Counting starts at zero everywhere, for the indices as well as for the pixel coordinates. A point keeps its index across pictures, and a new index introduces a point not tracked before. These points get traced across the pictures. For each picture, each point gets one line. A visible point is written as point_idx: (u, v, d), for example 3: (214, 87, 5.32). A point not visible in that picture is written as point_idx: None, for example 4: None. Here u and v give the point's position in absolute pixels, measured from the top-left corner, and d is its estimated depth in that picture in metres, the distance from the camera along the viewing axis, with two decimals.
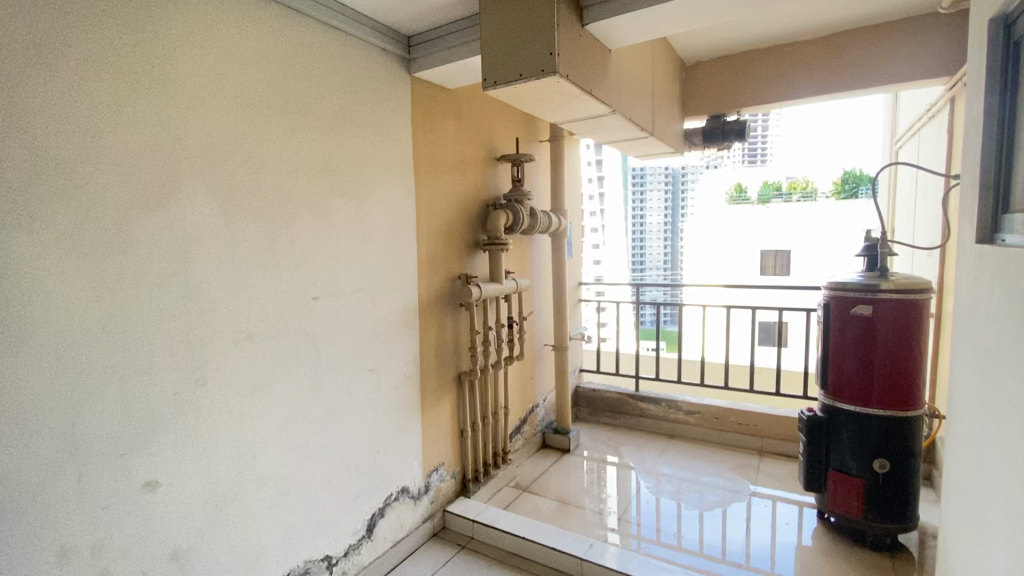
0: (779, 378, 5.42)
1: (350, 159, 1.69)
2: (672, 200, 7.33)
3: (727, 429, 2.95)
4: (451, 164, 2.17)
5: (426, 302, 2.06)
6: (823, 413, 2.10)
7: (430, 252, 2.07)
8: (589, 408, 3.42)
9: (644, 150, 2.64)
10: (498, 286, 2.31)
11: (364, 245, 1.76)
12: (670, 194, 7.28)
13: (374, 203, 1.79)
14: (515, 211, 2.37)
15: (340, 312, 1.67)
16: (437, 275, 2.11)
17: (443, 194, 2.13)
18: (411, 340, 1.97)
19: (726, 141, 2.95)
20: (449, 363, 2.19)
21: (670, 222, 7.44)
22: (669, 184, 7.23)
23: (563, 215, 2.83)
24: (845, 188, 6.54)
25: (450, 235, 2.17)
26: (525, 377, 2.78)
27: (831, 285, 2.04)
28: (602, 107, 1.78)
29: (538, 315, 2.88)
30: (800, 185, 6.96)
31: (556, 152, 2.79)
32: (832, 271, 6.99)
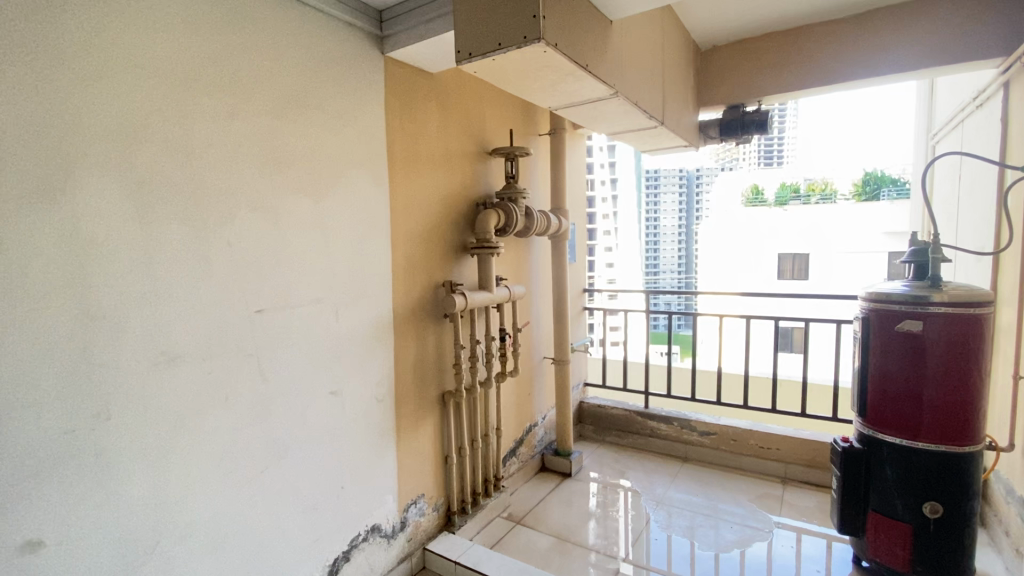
0: (800, 391, 5.09)
1: (308, 149, 1.46)
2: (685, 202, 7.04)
3: (746, 453, 2.67)
4: (434, 158, 1.93)
5: (403, 314, 1.81)
6: (861, 444, 1.82)
7: (408, 256, 1.82)
8: (594, 426, 3.15)
9: (653, 143, 2.37)
10: (487, 295, 2.06)
11: (326, 249, 1.52)
12: (685, 196, 7.05)
13: (338, 200, 1.56)
14: (508, 211, 2.12)
15: (294, 327, 1.44)
16: (416, 282, 1.86)
17: (424, 191, 1.89)
18: (384, 357, 1.73)
19: (746, 135, 2.69)
20: (430, 383, 1.94)
21: (685, 225, 7.15)
22: (683, 187, 7.01)
23: (565, 216, 2.58)
24: (866, 190, 6.69)
25: (432, 238, 1.93)
26: (521, 394, 2.52)
27: (870, 297, 1.76)
28: (603, 88, 1.52)
29: (536, 325, 2.62)
30: (819, 185, 7.12)
31: (556, 146, 2.53)
32: (856, 275, 6.68)
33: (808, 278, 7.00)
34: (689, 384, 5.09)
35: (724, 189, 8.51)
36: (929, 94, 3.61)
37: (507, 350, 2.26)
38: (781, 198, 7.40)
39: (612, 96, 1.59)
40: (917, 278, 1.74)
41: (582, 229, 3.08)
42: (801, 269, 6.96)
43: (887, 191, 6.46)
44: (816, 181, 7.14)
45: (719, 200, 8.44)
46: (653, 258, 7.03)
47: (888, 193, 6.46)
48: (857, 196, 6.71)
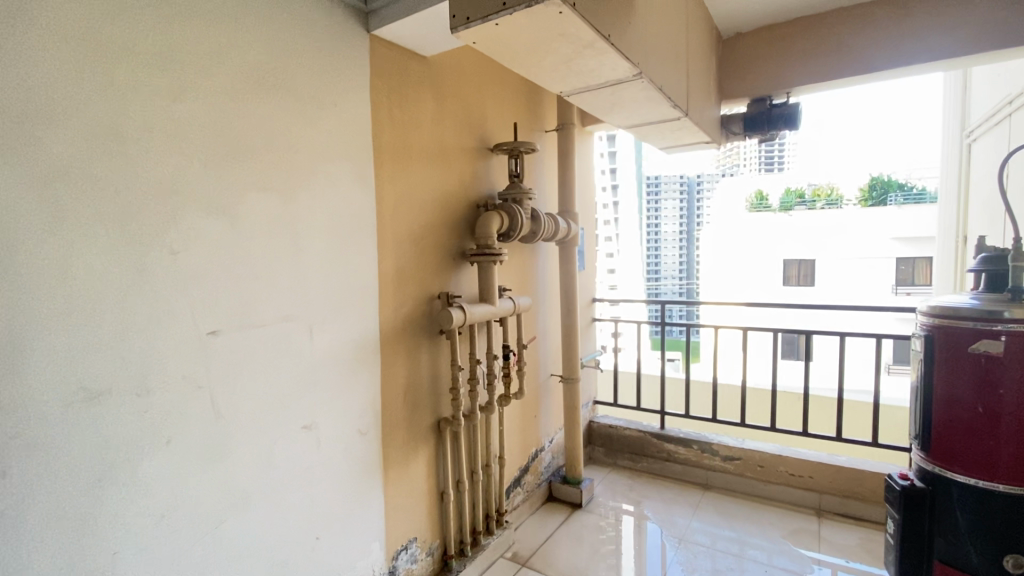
0: (810, 404, 4.88)
1: (275, 138, 1.22)
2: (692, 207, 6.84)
3: (775, 481, 2.42)
4: (429, 153, 1.70)
5: (392, 331, 1.57)
6: (925, 484, 1.57)
7: (397, 263, 1.58)
8: (604, 447, 2.89)
9: (673, 139, 2.14)
10: (489, 308, 1.82)
11: (298, 257, 1.28)
12: (686, 202, 6.66)
13: (312, 199, 1.32)
14: (512, 213, 1.88)
15: (257, 351, 1.20)
16: (408, 293, 1.62)
17: (417, 190, 1.65)
18: (368, 383, 1.48)
19: (772, 131, 2.43)
20: (424, 409, 1.70)
21: (688, 230, 6.84)
22: (683, 193, 6.55)
23: (574, 220, 2.35)
24: (873, 196, 6.62)
25: (426, 243, 1.69)
26: (526, 416, 2.26)
27: (936, 312, 1.53)
28: (625, 67, 1.29)
29: (542, 340, 2.38)
30: (824, 191, 6.96)
31: (564, 143, 2.30)
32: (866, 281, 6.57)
33: (814, 284, 7.04)
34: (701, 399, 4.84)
35: (731, 193, 8.26)
36: (962, 90, 3.37)
37: (511, 369, 2.02)
38: (786, 203, 7.21)
39: (635, 77, 1.35)
40: (990, 291, 1.49)
41: (590, 233, 2.84)
42: (807, 276, 7.06)
43: (894, 195, 6.39)
44: (822, 186, 6.98)
45: (725, 204, 8.18)
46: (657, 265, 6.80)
47: (895, 197, 6.38)
48: (863, 202, 6.68)
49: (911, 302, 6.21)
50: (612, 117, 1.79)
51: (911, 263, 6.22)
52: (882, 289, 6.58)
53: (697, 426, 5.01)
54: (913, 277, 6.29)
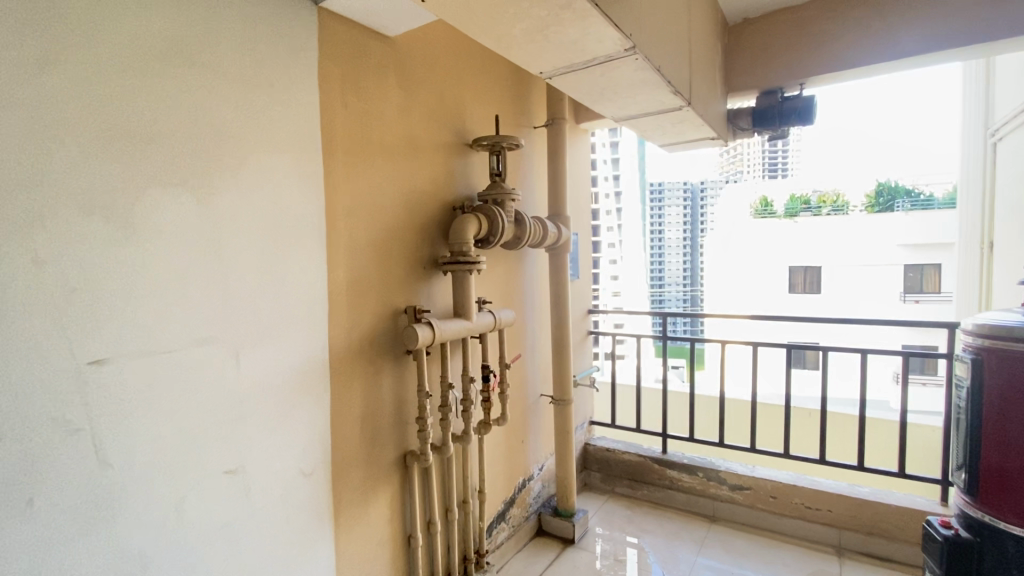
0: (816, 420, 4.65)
1: (189, 124, 1.00)
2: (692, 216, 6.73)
3: (789, 514, 2.18)
4: (394, 147, 1.48)
5: (347, 352, 1.35)
6: (972, 534, 1.34)
7: (353, 274, 1.36)
8: (601, 473, 2.65)
9: (674, 133, 1.92)
10: (464, 324, 1.59)
11: (221, 266, 1.07)
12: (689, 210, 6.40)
13: (239, 199, 1.10)
14: (491, 216, 1.67)
15: (161, 384, 0.97)
16: (367, 308, 1.40)
17: (380, 189, 1.44)
18: (312, 416, 1.26)
19: (784, 126, 2.17)
20: (386, 442, 1.47)
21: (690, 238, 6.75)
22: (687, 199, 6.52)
23: (566, 225, 2.12)
24: (879, 202, 6.38)
25: (390, 251, 1.47)
26: (512, 443, 2.03)
27: (983, 332, 1.30)
28: (615, 39, 1.07)
29: (531, 357, 2.15)
30: (829, 198, 6.72)
31: (554, 139, 2.09)
32: (874, 288, 6.38)
33: (820, 292, 6.83)
34: (706, 413, 4.68)
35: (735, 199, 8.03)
36: (984, 87, 3.14)
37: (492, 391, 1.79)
38: (791, 210, 6.93)
39: (627, 51, 1.13)
40: None
41: (585, 240, 2.61)
42: (813, 283, 6.86)
43: (903, 201, 6.19)
44: (827, 194, 6.72)
45: (730, 209, 7.88)
46: (660, 271, 6.60)
47: (902, 202, 6.20)
48: (869, 207, 6.44)
49: (920, 311, 5.96)
50: (603, 106, 1.57)
51: (920, 270, 5.99)
52: (890, 296, 6.38)
53: (702, 444, 4.76)
54: (922, 284, 6.03)
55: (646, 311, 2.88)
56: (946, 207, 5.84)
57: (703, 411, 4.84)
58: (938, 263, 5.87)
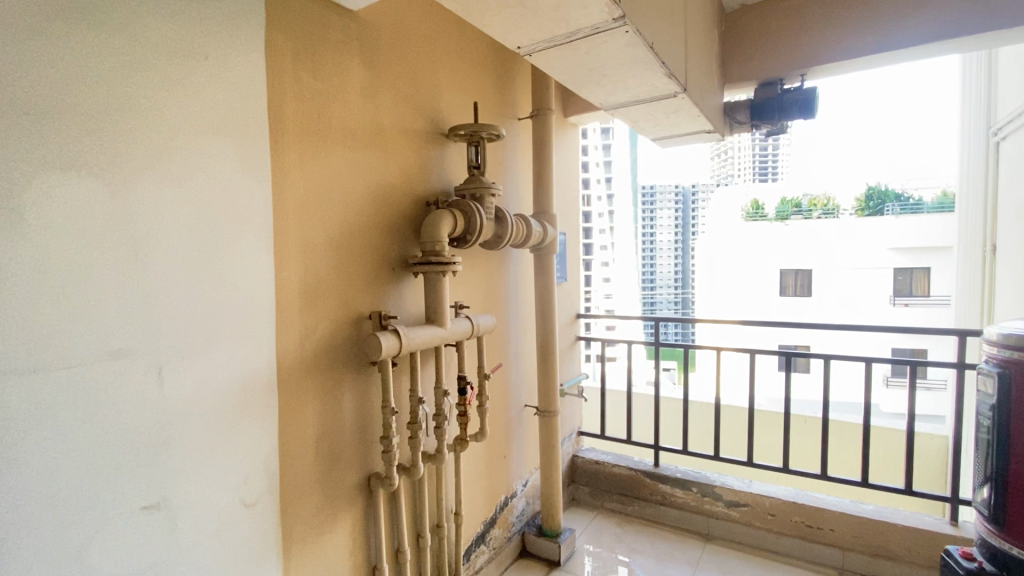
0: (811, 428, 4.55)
1: (95, 97, 0.84)
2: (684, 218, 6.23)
3: (788, 534, 2.05)
4: (358, 136, 1.33)
5: (300, 363, 1.19)
6: (997, 567, 1.20)
7: (307, 275, 1.21)
8: (590, 487, 2.50)
9: (668, 125, 1.77)
10: (438, 331, 1.44)
11: (139, 267, 0.90)
12: (681, 213, 6.23)
13: (163, 188, 0.93)
14: (469, 211, 1.52)
15: (59, 407, 0.81)
16: (323, 314, 1.24)
17: (340, 182, 1.28)
18: (254, 438, 1.10)
19: (784, 120, 2.01)
20: (347, 464, 1.31)
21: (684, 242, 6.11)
22: (679, 203, 6.22)
23: (552, 224, 1.98)
24: (868, 206, 6.33)
25: (351, 250, 1.31)
26: (493, 458, 1.88)
27: (1007, 343, 1.17)
28: (602, 6, 0.93)
29: (514, 366, 2.00)
30: (820, 201, 6.65)
31: (540, 131, 1.94)
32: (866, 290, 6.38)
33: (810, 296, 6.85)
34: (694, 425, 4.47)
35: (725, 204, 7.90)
36: (985, 84, 3.04)
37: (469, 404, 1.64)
38: (782, 212, 6.82)
39: (616, 22, 0.99)
40: None
41: (573, 240, 2.47)
42: (805, 286, 6.86)
43: (892, 205, 6.16)
44: (817, 197, 6.61)
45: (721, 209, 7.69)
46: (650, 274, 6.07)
47: (892, 206, 6.15)
48: (860, 211, 6.39)
49: (911, 313, 6.01)
50: (591, 92, 1.43)
51: (910, 273, 6.00)
52: (881, 299, 6.34)
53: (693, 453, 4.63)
54: (911, 287, 6.05)
55: (637, 314, 2.74)
56: (934, 211, 5.77)
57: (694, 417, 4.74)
58: (927, 267, 5.85)
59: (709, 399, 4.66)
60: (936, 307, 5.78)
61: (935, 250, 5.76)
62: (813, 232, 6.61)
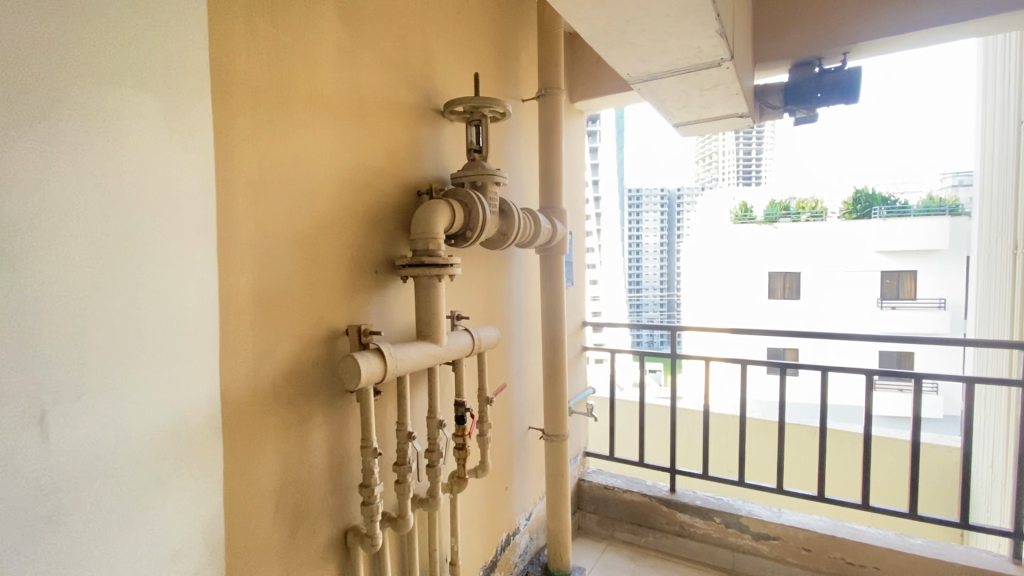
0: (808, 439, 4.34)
1: None
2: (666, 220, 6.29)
3: (827, 571, 1.81)
4: (331, 106, 1.06)
5: (256, 394, 0.92)
6: None
7: (263, 280, 0.93)
8: (598, 515, 2.25)
9: (701, 104, 1.52)
10: (431, 348, 1.18)
11: (11, 271, 0.62)
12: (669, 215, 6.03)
13: (53, 159, 0.66)
14: (470, 203, 1.26)
15: None
16: (285, 330, 0.97)
17: (308, 161, 1.01)
18: (186, 496, 0.82)
19: (823, 106, 1.78)
20: (318, 519, 1.04)
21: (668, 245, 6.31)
22: (665, 206, 6.19)
23: (561, 220, 1.73)
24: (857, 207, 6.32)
25: (323, 248, 1.04)
26: (493, 492, 1.61)
27: None
28: None
29: (517, 383, 1.74)
30: (809, 203, 6.48)
31: (548, 114, 1.69)
32: (856, 295, 6.30)
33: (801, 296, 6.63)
34: (686, 432, 4.40)
35: (712, 207, 7.51)
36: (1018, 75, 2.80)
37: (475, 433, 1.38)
38: (770, 215, 6.63)
39: None
40: None
41: (579, 240, 2.22)
42: (793, 289, 6.66)
43: (878, 210, 6.15)
44: (806, 198, 6.46)
45: (708, 211, 7.50)
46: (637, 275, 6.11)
47: (878, 210, 6.14)
48: (846, 215, 6.34)
49: (900, 317, 6.18)
50: (620, 58, 1.18)
51: (898, 277, 6.15)
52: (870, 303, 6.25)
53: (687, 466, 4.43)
54: (898, 291, 6.20)
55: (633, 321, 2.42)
56: (921, 216, 5.91)
57: (684, 428, 4.52)
58: (914, 269, 6.06)
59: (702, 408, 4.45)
60: (928, 311, 5.99)
61: (926, 253, 5.91)
62: (800, 234, 6.46)
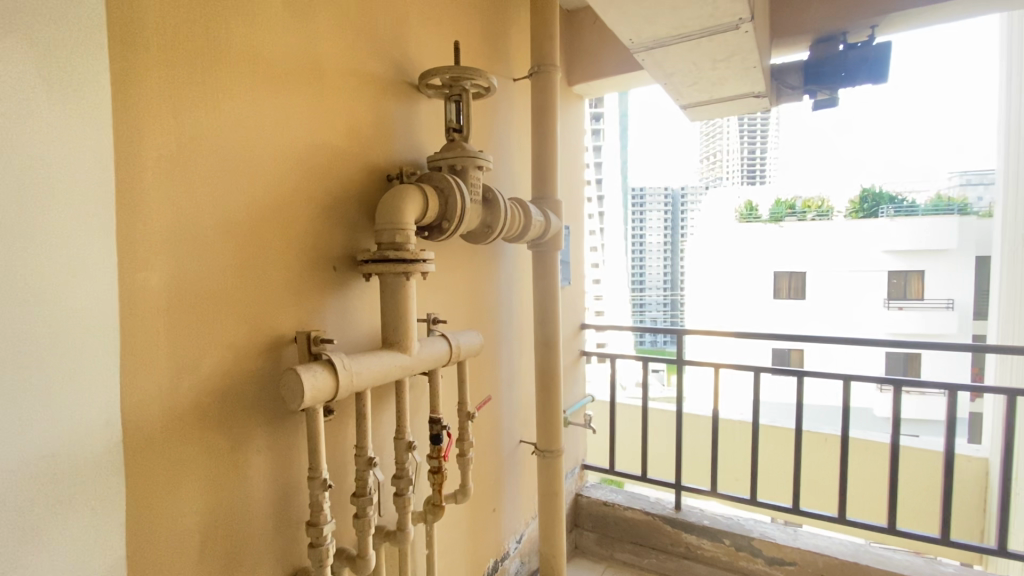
0: (813, 448, 4.15)
1: None
2: (671, 223, 5.95)
3: None
4: (276, 70, 0.89)
5: (174, 416, 0.76)
6: None
7: (182, 277, 0.76)
8: (597, 534, 2.08)
9: (713, 80, 1.35)
10: (399, 357, 1.01)
11: None
12: (671, 214, 5.85)
13: None
14: (447, 189, 1.09)
15: None
16: (213, 338, 0.80)
17: (246, 135, 0.85)
18: (77, 547, 0.66)
19: (848, 87, 1.60)
20: (257, 564, 0.87)
21: (671, 245, 5.95)
22: (668, 205, 5.85)
23: (555, 213, 1.56)
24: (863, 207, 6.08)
25: (265, 238, 0.88)
26: (478, 515, 1.45)
27: None
28: None
29: (507, 393, 1.57)
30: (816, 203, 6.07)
31: (541, 94, 1.52)
32: (862, 295, 6.12)
33: (806, 297, 6.48)
34: (688, 440, 4.25)
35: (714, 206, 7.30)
36: None
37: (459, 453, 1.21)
38: (776, 215, 6.31)
39: None
40: None
41: (576, 237, 2.04)
42: (798, 289, 6.51)
43: (885, 208, 5.95)
44: (811, 198, 5.99)
45: (711, 209, 7.31)
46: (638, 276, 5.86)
47: (885, 210, 5.96)
48: (852, 214, 6.13)
49: (906, 318, 5.99)
50: (622, 20, 1.01)
51: (906, 276, 5.95)
52: (875, 303, 6.10)
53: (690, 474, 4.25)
54: (905, 291, 6.02)
55: (635, 323, 2.25)
56: (929, 214, 5.76)
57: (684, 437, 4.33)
58: (922, 269, 5.86)
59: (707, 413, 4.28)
60: (934, 311, 5.80)
61: (935, 253, 5.73)
62: (805, 235, 6.28)
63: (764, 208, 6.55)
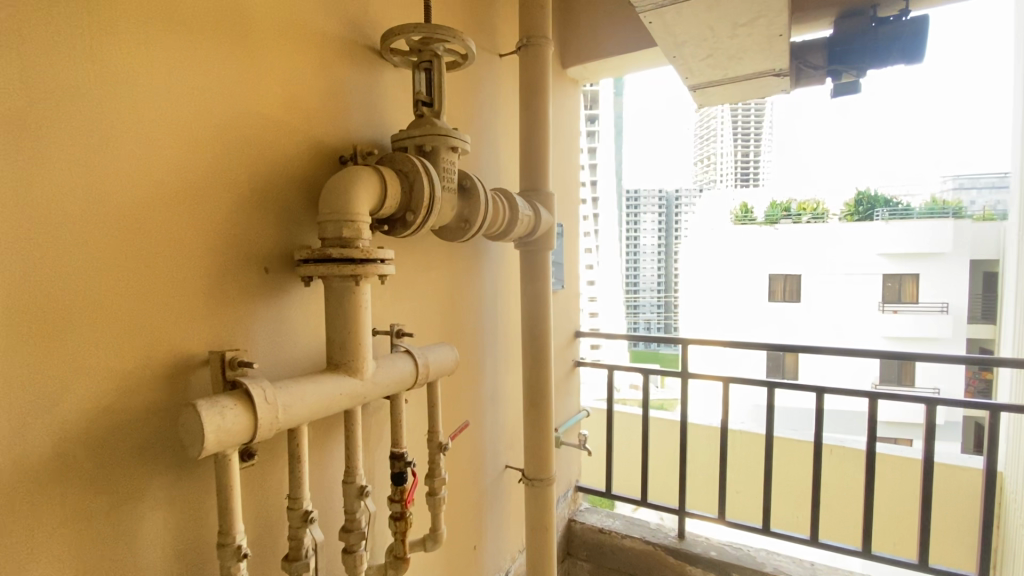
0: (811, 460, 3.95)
1: None
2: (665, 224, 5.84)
3: None
4: (188, 19, 0.70)
5: (22, 468, 0.55)
6: None
7: (36, 281, 0.56)
8: (591, 564, 1.89)
9: (731, 53, 1.16)
10: (347, 380, 0.80)
11: None
12: (665, 216, 5.76)
13: None
14: (411, 173, 0.89)
15: None
16: (84, 364, 0.60)
17: (142, 96, 0.65)
18: None
19: (878, 66, 1.42)
20: None
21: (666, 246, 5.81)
22: (663, 206, 5.68)
23: (546, 207, 1.36)
24: (858, 210, 5.94)
25: (169, 229, 0.68)
26: (455, 557, 1.24)
27: None
28: None
29: (489, 413, 1.37)
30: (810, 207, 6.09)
31: (530, 72, 1.33)
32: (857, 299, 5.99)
33: (801, 300, 6.33)
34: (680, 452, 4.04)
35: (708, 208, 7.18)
36: None
37: (430, 490, 1.02)
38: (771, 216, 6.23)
39: None
40: None
41: (570, 236, 1.86)
42: (793, 291, 6.35)
43: (880, 211, 5.81)
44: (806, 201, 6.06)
45: (706, 211, 7.14)
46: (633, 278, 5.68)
47: (881, 211, 5.81)
48: (847, 216, 5.98)
49: (900, 322, 5.83)
50: None
51: (902, 279, 5.82)
52: (870, 307, 5.95)
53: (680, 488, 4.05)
54: (900, 294, 5.89)
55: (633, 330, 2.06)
56: (925, 217, 5.61)
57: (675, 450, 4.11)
58: (917, 273, 5.73)
59: (701, 423, 4.09)
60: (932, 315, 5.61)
61: (930, 257, 5.58)
62: (800, 238, 6.12)
63: (758, 210, 6.39)
